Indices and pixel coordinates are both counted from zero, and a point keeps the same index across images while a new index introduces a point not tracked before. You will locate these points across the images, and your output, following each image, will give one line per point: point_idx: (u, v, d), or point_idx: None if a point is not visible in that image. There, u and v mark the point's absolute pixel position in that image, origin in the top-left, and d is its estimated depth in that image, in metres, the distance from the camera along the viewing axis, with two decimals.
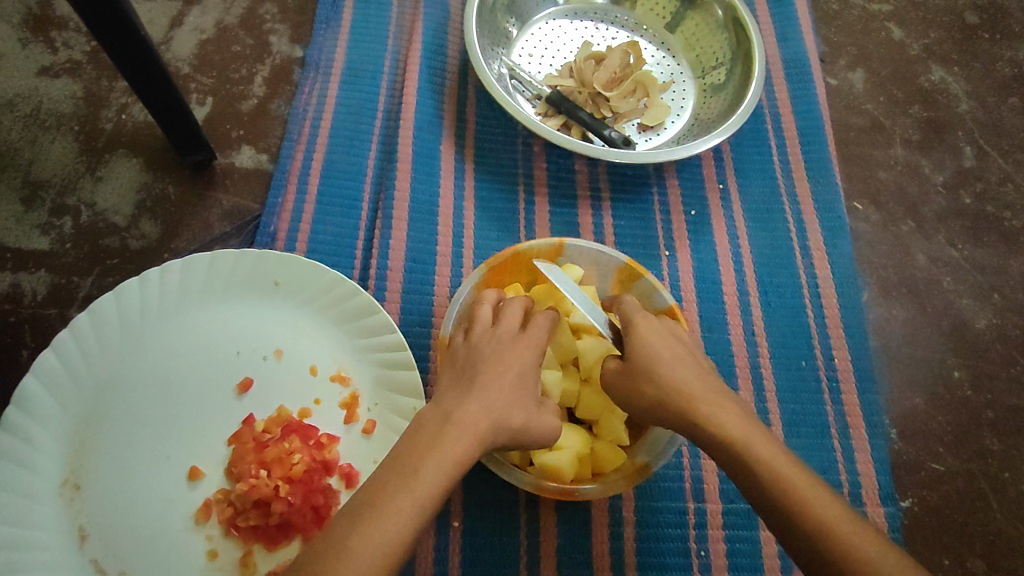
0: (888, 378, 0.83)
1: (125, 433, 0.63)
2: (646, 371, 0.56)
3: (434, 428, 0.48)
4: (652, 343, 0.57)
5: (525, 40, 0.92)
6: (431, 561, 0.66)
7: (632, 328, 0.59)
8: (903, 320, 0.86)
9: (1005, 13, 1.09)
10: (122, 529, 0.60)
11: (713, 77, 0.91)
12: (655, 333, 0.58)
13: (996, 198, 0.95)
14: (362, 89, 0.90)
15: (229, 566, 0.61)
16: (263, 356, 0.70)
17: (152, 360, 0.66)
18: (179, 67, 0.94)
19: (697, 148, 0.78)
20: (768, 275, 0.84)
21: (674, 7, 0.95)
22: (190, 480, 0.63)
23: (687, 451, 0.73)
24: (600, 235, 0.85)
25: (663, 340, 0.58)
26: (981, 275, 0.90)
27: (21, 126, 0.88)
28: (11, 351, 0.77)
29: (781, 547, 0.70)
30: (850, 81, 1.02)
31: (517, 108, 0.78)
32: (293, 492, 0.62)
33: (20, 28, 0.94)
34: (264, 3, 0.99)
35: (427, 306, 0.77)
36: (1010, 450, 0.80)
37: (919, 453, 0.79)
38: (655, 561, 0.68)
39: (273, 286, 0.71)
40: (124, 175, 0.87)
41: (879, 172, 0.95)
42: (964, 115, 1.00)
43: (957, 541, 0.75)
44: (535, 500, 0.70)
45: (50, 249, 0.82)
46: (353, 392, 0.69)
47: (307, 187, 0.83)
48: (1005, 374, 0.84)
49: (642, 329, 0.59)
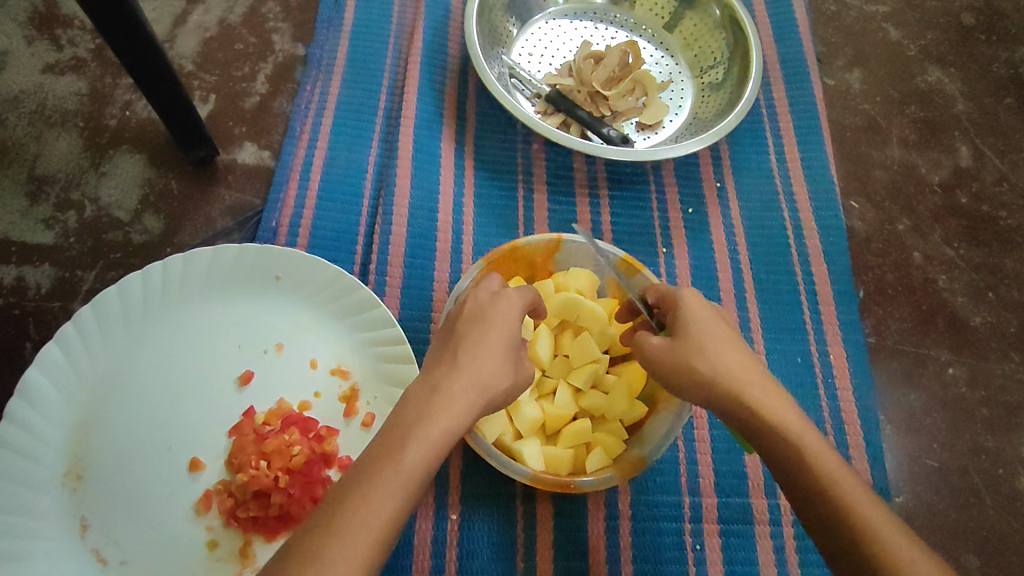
0: (884, 376, 0.84)
1: (128, 424, 0.64)
2: (693, 350, 0.56)
3: (421, 404, 0.49)
4: (705, 322, 0.58)
5: (524, 40, 0.93)
6: (429, 553, 0.66)
7: (682, 305, 0.59)
8: (898, 318, 0.87)
9: (1002, 15, 1.10)
10: (124, 518, 0.61)
11: (711, 77, 0.92)
12: (705, 312, 0.59)
13: (992, 198, 0.96)
14: (363, 87, 0.91)
15: (229, 556, 0.62)
16: (264, 349, 0.70)
17: (155, 352, 0.67)
18: (182, 64, 0.95)
19: (694, 146, 0.79)
20: (765, 273, 0.84)
21: (673, 7, 0.96)
22: (191, 471, 0.64)
23: (683, 446, 0.74)
24: (598, 231, 0.85)
25: (714, 321, 0.58)
26: (976, 274, 0.90)
27: (27, 121, 0.89)
28: (15, 343, 0.78)
29: (776, 541, 0.71)
30: (847, 81, 1.03)
31: (516, 106, 0.79)
32: (292, 483, 0.63)
33: (26, 25, 0.95)
34: (266, 2, 1.00)
35: (426, 300, 0.78)
36: (1005, 447, 0.81)
37: (915, 450, 0.80)
38: (650, 555, 0.69)
39: (274, 280, 0.72)
40: (128, 171, 0.88)
41: (875, 171, 0.96)
42: (960, 115, 1.01)
43: (952, 537, 0.76)
44: (532, 493, 0.70)
45: (54, 243, 0.83)
46: (353, 385, 0.70)
47: (309, 183, 0.84)
48: (1000, 371, 0.85)
49: (693, 310, 0.58)
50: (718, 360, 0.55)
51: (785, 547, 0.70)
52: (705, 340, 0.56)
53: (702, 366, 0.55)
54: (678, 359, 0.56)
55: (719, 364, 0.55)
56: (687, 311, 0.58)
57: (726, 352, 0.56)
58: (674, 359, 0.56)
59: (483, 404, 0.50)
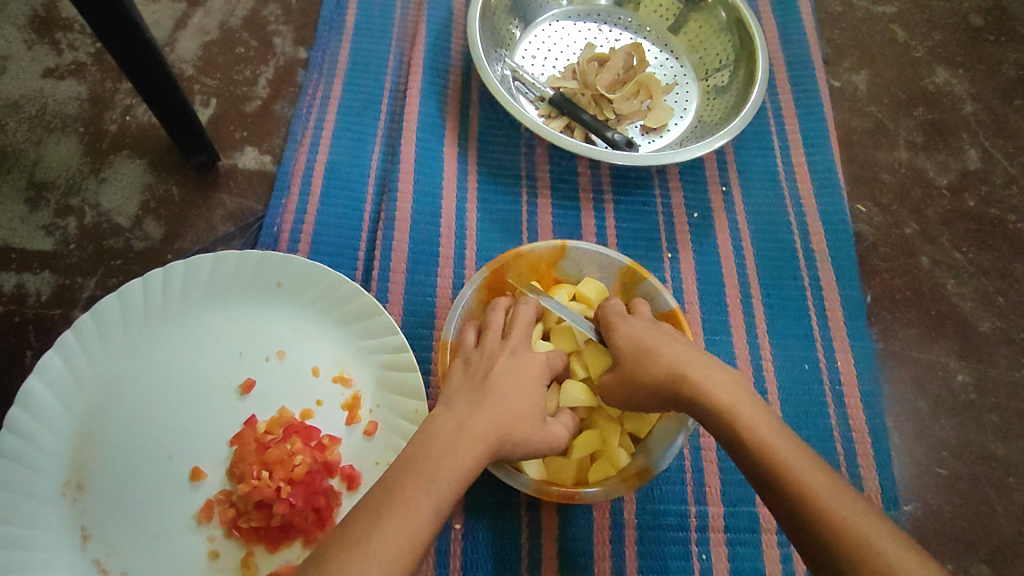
0: (892, 383, 0.83)
1: (129, 433, 0.63)
2: (633, 369, 0.59)
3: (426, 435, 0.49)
4: (640, 338, 0.60)
5: (527, 42, 0.93)
6: (432, 563, 0.66)
7: (614, 329, 0.62)
8: (907, 324, 0.86)
9: (1011, 15, 1.09)
10: (125, 529, 0.60)
11: (717, 79, 0.91)
12: (637, 327, 0.61)
13: (1001, 201, 0.95)
14: (365, 90, 0.90)
15: (231, 567, 0.61)
16: (266, 357, 0.70)
17: (156, 360, 0.67)
18: (183, 68, 0.94)
19: (700, 151, 0.78)
20: (772, 278, 0.84)
21: (677, 9, 0.95)
22: (192, 481, 0.63)
23: (689, 454, 0.73)
24: (603, 237, 0.84)
25: (649, 333, 0.60)
26: (985, 278, 0.89)
27: (26, 127, 0.88)
28: (15, 351, 0.77)
29: (783, 551, 0.70)
30: (854, 83, 1.02)
31: (518, 110, 0.78)
32: (294, 494, 0.62)
33: (26, 29, 0.94)
34: (268, 4, 1.00)
35: (429, 307, 0.77)
36: (1015, 454, 0.80)
37: (923, 457, 0.79)
38: (656, 564, 0.68)
39: (276, 287, 0.71)
40: (129, 176, 0.87)
41: (883, 174, 0.95)
42: (968, 117, 1.00)
43: (961, 546, 0.75)
44: (536, 502, 0.69)
45: (54, 250, 0.82)
46: (355, 394, 0.69)
47: (310, 189, 0.83)
48: (1010, 377, 0.84)
49: (623, 331, 0.61)
50: (653, 368, 0.57)
51: (792, 557, 0.69)
52: (641, 354, 0.59)
53: (647, 376, 0.57)
54: (626, 383, 0.59)
55: (663, 367, 0.57)
56: (618, 334, 0.61)
57: (665, 355, 0.58)
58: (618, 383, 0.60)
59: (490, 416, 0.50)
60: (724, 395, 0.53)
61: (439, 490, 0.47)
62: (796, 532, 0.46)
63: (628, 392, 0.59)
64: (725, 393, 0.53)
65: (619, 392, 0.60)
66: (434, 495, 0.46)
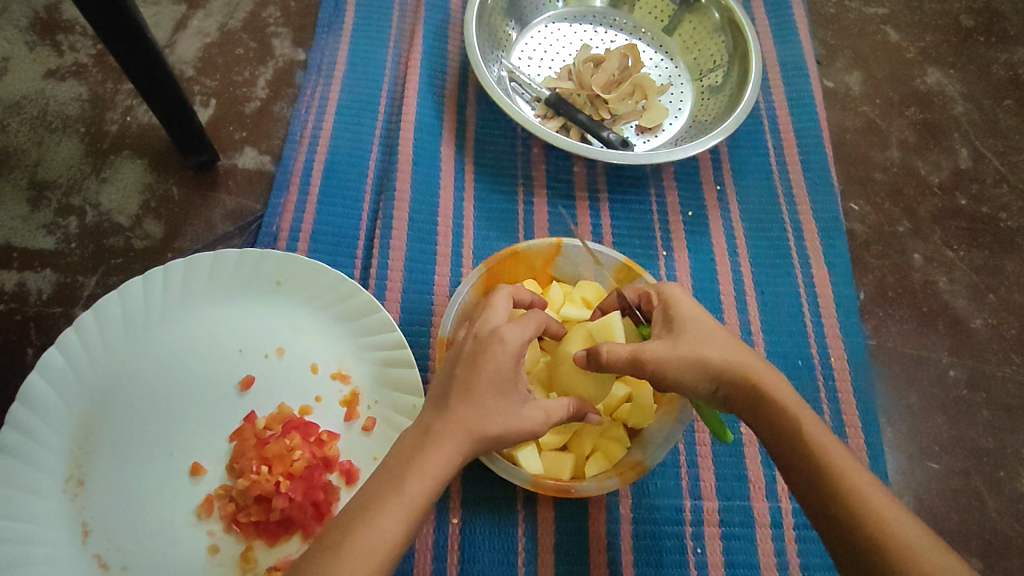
0: (884, 379, 0.84)
1: (129, 429, 0.64)
2: (695, 347, 0.56)
3: (422, 428, 0.50)
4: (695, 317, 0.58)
5: (523, 44, 0.94)
6: (430, 557, 0.66)
7: (673, 302, 0.59)
8: (899, 320, 0.87)
9: (1001, 16, 1.10)
10: (126, 524, 0.61)
11: (711, 79, 0.92)
12: (693, 306, 0.59)
13: (992, 199, 0.96)
14: (364, 90, 0.91)
15: (230, 561, 0.62)
16: (265, 354, 0.71)
17: (156, 357, 0.67)
18: (183, 69, 0.95)
19: (694, 150, 0.79)
20: (765, 276, 0.84)
21: (672, 10, 0.96)
22: (192, 476, 0.64)
23: (684, 449, 0.74)
24: (599, 235, 0.85)
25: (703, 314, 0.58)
26: (976, 276, 0.90)
27: (28, 127, 0.89)
28: (16, 349, 0.78)
29: (778, 545, 0.70)
30: (847, 83, 1.03)
31: (515, 110, 0.79)
32: (293, 488, 0.63)
33: (28, 31, 0.95)
34: (267, 6, 1.01)
35: (426, 305, 0.78)
36: (1007, 449, 0.81)
37: (915, 452, 0.80)
38: (652, 559, 0.69)
39: (274, 285, 0.72)
40: (130, 176, 0.88)
41: (875, 173, 0.96)
42: (960, 117, 1.01)
43: (953, 539, 0.75)
44: (533, 497, 0.70)
45: (55, 249, 0.83)
46: (353, 390, 0.70)
47: (309, 188, 0.84)
48: (1001, 373, 0.85)
49: (682, 307, 0.59)
50: (720, 354, 0.56)
51: (787, 551, 0.70)
52: (705, 335, 0.57)
53: (712, 357, 0.55)
54: (681, 355, 0.55)
55: (725, 355, 0.56)
56: (681, 309, 0.58)
57: (722, 342, 0.56)
58: (668, 356, 0.56)
59: (486, 410, 0.51)
60: (791, 399, 0.54)
61: (435, 482, 0.48)
62: (836, 528, 0.49)
63: (680, 369, 0.56)
64: (793, 398, 0.54)
65: (667, 362, 0.55)
66: (430, 486, 0.48)
